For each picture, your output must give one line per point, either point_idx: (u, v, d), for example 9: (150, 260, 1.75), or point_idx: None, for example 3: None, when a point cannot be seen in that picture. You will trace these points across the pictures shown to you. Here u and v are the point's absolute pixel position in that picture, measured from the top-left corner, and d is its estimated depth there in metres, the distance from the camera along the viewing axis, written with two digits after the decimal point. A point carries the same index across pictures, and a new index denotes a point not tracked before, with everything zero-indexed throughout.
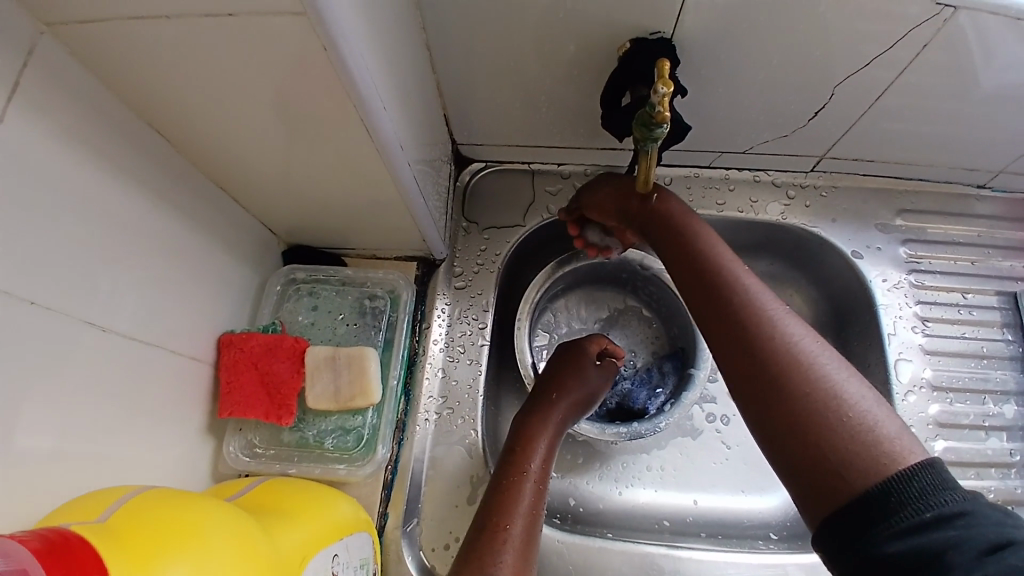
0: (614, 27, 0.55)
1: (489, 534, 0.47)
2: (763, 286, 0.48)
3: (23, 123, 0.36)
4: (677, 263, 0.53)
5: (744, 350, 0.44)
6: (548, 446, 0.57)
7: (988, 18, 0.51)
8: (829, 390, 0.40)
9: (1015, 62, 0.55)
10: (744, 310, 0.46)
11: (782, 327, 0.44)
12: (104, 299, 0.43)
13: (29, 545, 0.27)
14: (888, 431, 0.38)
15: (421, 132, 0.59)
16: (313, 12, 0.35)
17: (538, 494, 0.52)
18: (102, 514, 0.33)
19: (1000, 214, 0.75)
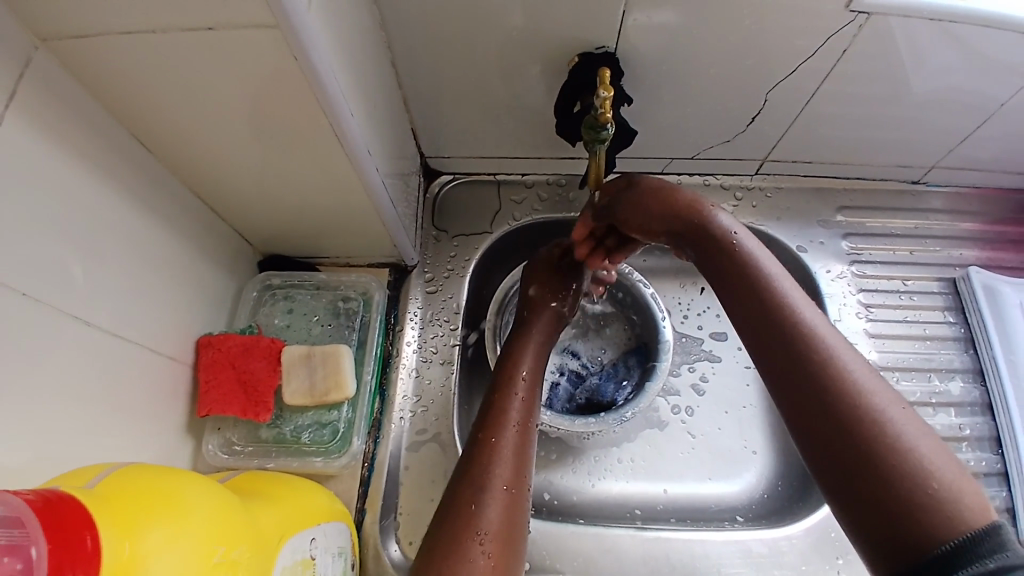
0: (564, 42, 0.60)
1: (479, 447, 0.50)
2: (826, 323, 0.44)
3: (16, 127, 0.39)
4: (718, 285, 0.50)
5: (804, 390, 0.41)
6: (534, 365, 0.60)
7: (899, 21, 0.57)
8: (882, 425, 0.37)
9: (928, 63, 0.62)
10: (795, 333, 0.43)
11: (847, 370, 0.40)
12: (89, 295, 0.46)
13: (27, 496, 0.29)
14: (946, 476, 0.35)
15: (389, 143, 0.63)
16: (284, 24, 0.39)
17: (528, 407, 0.55)
18: (91, 481, 0.35)
19: (934, 206, 0.81)
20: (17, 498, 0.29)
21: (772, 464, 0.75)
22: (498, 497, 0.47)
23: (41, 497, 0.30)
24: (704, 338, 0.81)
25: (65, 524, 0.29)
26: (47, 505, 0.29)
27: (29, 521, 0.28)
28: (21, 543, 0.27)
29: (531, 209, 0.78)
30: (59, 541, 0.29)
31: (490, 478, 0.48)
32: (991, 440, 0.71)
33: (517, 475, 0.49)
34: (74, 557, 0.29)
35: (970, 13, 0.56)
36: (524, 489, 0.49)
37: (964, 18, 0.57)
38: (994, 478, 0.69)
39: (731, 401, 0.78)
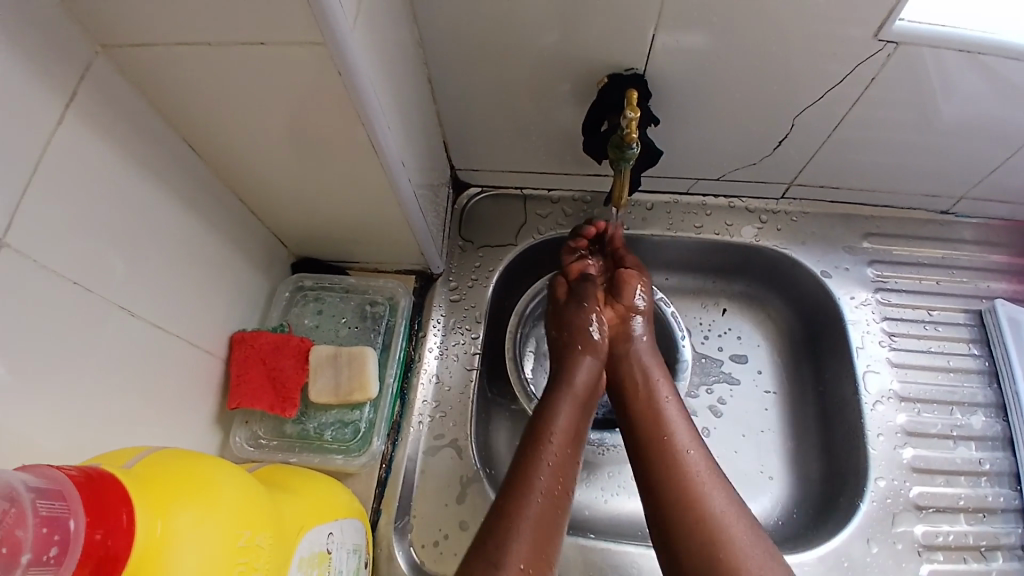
0: (595, 63, 0.62)
1: (499, 517, 0.51)
2: (693, 440, 0.58)
3: (76, 127, 0.42)
4: (619, 401, 0.64)
5: (669, 497, 0.54)
6: (569, 425, 0.59)
7: (929, 51, 0.57)
8: (719, 529, 0.52)
9: (958, 92, 0.62)
10: (667, 450, 0.57)
11: (701, 483, 0.55)
12: (134, 287, 0.48)
13: (70, 471, 0.31)
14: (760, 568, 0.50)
15: (422, 156, 0.65)
16: (331, 42, 0.41)
17: (556, 473, 0.55)
18: (129, 460, 0.37)
19: (962, 238, 0.81)
20: (61, 472, 0.31)
21: (790, 490, 0.74)
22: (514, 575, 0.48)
23: (83, 472, 0.32)
24: (724, 360, 0.81)
25: (103, 498, 0.31)
26: (87, 480, 0.31)
27: (69, 494, 0.30)
28: (60, 517, 0.29)
29: (556, 223, 0.80)
30: (96, 515, 0.31)
31: (506, 554, 0.49)
32: (1011, 476, 0.70)
33: (540, 540, 0.51)
34: (107, 532, 0.31)
35: (1001, 46, 0.57)
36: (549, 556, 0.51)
37: (993, 50, 0.57)
38: (1011, 514, 0.69)
39: (750, 424, 0.77)
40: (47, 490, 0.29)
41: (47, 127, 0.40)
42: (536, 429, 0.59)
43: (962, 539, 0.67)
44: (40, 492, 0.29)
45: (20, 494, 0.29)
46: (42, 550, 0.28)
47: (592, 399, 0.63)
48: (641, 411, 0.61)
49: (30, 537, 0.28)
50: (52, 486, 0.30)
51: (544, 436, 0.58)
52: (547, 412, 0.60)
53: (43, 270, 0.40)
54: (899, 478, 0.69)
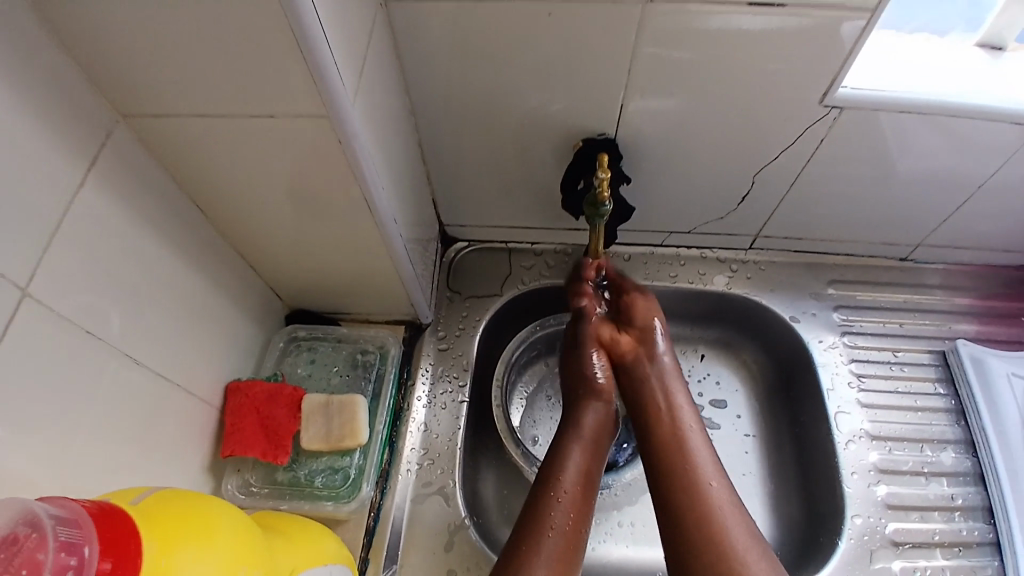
0: (572, 128, 0.68)
1: (512, 563, 0.53)
2: (717, 473, 0.58)
3: (95, 189, 0.46)
4: (640, 427, 0.64)
5: (690, 531, 0.54)
6: (580, 467, 0.61)
7: (870, 113, 0.64)
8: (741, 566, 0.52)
9: (901, 148, 0.69)
10: (689, 481, 0.57)
11: (723, 518, 0.55)
12: (138, 335, 0.51)
13: (83, 504, 0.33)
14: None
15: (413, 213, 0.70)
16: (334, 115, 0.46)
17: (570, 518, 0.57)
18: (135, 497, 0.38)
19: (933, 281, 0.86)
20: (76, 505, 0.33)
21: (771, 533, 0.76)
22: None
23: (95, 507, 0.34)
24: (704, 405, 0.83)
25: (113, 531, 0.33)
26: (100, 513, 0.33)
27: (85, 524, 0.32)
28: (77, 542, 0.31)
29: (540, 275, 0.84)
30: (108, 545, 0.32)
31: None
32: (984, 510, 0.72)
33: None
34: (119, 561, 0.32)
35: (942, 105, 0.63)
36: None
37: (935, 109, 0.64)
38: (987, 547, 0.70)
39: (731, 468, 0.79)
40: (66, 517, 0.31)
41: (69, 189, 0.44)
42: (547, 470, 0.60)
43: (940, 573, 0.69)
44: (59, 519, 0.31)
45: (42, 520, 0.31)
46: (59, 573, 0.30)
47: (601, 440, 0.64)
48: (662, 439, 0.62)
49: (49, 560, 0.30)
50: (69, 516, 0.32)
51: (554, 477, 0.59)
52: (557, 454, 0.61)
53: (59, 318, 0.43)
54: (875, 515, 0.71)
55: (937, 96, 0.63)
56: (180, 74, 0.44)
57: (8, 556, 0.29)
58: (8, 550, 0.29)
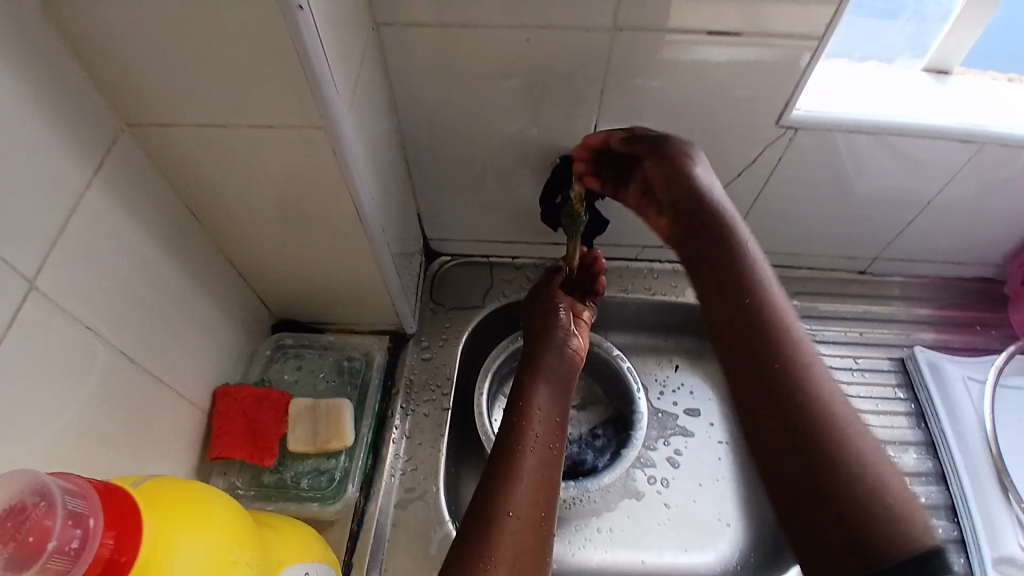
0: (550, 147, 0.73)
1: (488, 482, 0.56)
2: (801, 331, 0.47)
3: (98, 193, 0.48)
4: (701, 276, 0.52)
5: (762, 385, 0.45)
6: (550, 402, 0.64)
7: (824, 132, 0.70)
8: (823, 420, 0.43)
9: (856, 165, 0.74)
10: (769, 335, 0.47)
11: (808, 375, 0.44)
12: (132, 336, 0.53)
13: (91, 481, 0.36)
14: (875, 468, 0.41)
15: (399, 225, 0.73)
16: (330, 127, 0.50)
17: (545, 444, 0.60)
18: (134, 481, 0.41)
19: (893, 292, 0.91)
20: (81, 480, 0.36)
21: (744, 536, 0.78)
22: (506, 524, 0.52)
23: (97, 484, 0.37)
24: (679, 414, 0.86)
25: (116, 507, 0.36)
26: (105, 488, 0.36)
27: (91, 496, 0.35)
28: (83, 513, 0.34)
29: (520, 287, 0.87)
30: (112, 517, 0.36)
31: (499, 508, 0.53)
32: (947, 508, 0.75)
33: (539, 505, 0.55)
34: (120, 534, 0.35)
35: (890, 125, 0.69)
36: (547, 519, 0.54)
37: (884, 128, 0.69)
38: (952, 544, 0.73)
39: (705, 474, 0.82)
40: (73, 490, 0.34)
41: (75, 190, 0.46)
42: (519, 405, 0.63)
43: None
44: (67, 491, 0.34)
45: (51, 491, 0.33)
46: (66, 541, 0.33)
47: (569, 378, 0.68)
48: (732, 283, 0.50)
49: (57, 528, 0.33)
50: (78, 488, 0.35)
51: (527, 410, 0.62)
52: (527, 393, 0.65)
53: (59, 313, 0.45)
54: None
55: (885, 117, 0.69)
56: (185, 87, 0.47)
57: (17, 523, 0.32)
58: (17, 517, 0.32)
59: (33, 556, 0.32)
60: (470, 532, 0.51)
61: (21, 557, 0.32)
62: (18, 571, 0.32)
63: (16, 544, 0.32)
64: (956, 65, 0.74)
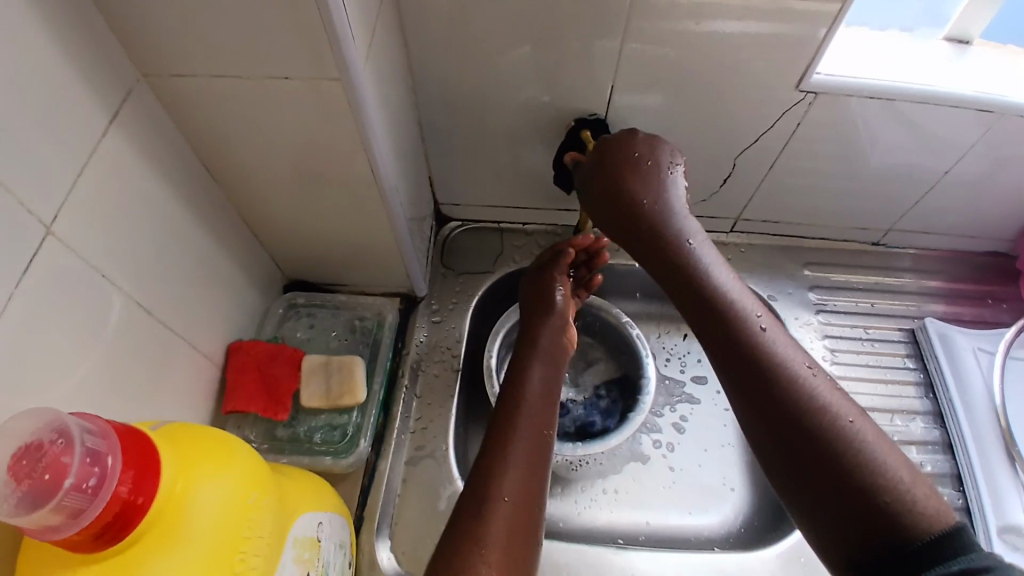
0: (565, 110, 0.71)
1: (483, 460, 0.55)
2: (791, 344, 0.53)
3: (115, 141, 0.48)
4: (692, 302, 0.58)
5: (763, 396, 0.50)
6: (545, 381, 0.64)
7: (844, 98, 0.68)
8: (825, 418, 0.47)
9: (874, 135, 0.73)
10: (761, 350, 0.52)
11: (803, 380, 0.50)
12: (150, 288, 0.53)
13: (112, 422, 0.37)
14: (879, 453, 0.45)
15: (411, 187, 0.73)
16: (347, 79, 0.49)
17: (535, 430, 0.58)
18: (155, 425, 0.42)
19: (904, 265, 0.91)
20: (103, 421, 0.36)
21: (748, 499, 0.80)
22: (500, 506, 0.51)
23: (120, 425, 0.37)
24: (686, 381, 0.87)
25: (136, 446, 0.36)
26: (126, 429, 0.37)
27: (111, 435, 0.36)
28: (100, 452, 0.35)
29: (531, 253, 0.87)
30: (131, 458, 0.35)
31: (494, 490, 0.52)
32: (952, 477, 0.76)
33: (526, 494, 0.53)
34: (142, 475, 0.35)
35: (910, 93, 0.68)
36: (539, 501, 0.53)
37: (904, 96, 0.68)
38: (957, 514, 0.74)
39: (711, 440, 0.83)
40: (92, 428, 0.35)
41: (93, 138, 0.46)
42: (513, 389, 0.62)
43: None
44: (86, 429, 0.35)
45: (69, 430, 0.34)
46: (82, 479, 0.33)
47: (561, 356, 0.68)
48: (720, 310, 0.55)
49: (74, 465, 0.33)
50: (98, 428, 0.35)
51: (521, 394, 0.61)
52: (520, 376, 0.64)
53: (78, 261, 0.45)
54: None
55: (906, 84, 0.67)
56: (201, 33, 0.46)
57: (34, 460, 0.33)
58: (34, 455, 0.33)
59: (51, 492, 0.32)
60: (463, 520, 0.49)
61: (37, 493, 0.32)
62: (34, 507, 0.32)
63: (32, 481, 0.33)
64: (977, 34, 0.72)
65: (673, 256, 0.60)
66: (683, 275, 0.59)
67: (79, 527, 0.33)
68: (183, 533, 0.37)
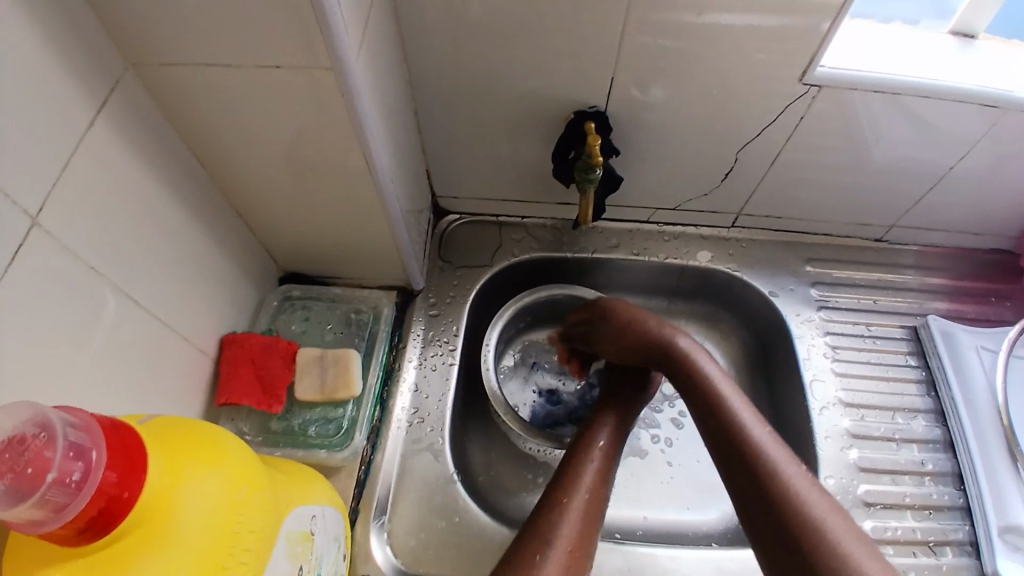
0: (564, 101, 0.70)
1: (550, 503, 0.58)
2: (778, 443, 0.56)
3: (103, 130, 0.47)
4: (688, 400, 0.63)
5: (749, 488, 0.54)
6: (613, 437, 0.66)
7: (846, 92, 0.67)
8: (803, 512, 0.51)
9: (877, 131, 0.72)
10: (747, 447, 0.56)
11: (784, 474, 0.53)
12: (140, 279, 0.53)
13: (96, 416, 0.36)
14: (852, 548, 0.48)
15: (408, 180, 0.72)
16: (337, 67, 0.48)
17: (602, 472, 0.62)
18: (141, 419, 0.41)
19: (906, 262, 0.90)
20: (86, 414, 0.35)
21: None
22: (562, 547, 0.54)
23: (104, 419, 0.36)
24: None
25: (122, 441, 0.35)
26: (111, 424, 0.36)
27: (95, 430, 0.35)
28: (85, 447, 0.34)
29: (529, 247, 0.86)
30: (116, 453, 0.35)
31: (556, 531, 0.55)
32: (954, 476, 0.76)
33: (578, 543, 0.55)
34: (129, 471, 0.35)
35: (913, 87, 0.66)
36: (588, 553, 0.55)
37: (907, 90, 0.67)
38: (956, 511, 0.74)
39: None
40: (76, 422, 0.34)
41: (79, 127, 0.45)
42: (584, 439, 0.66)
43: (910, 533, 0.73)
44: (68, 423, 0.34)
45: (52, 423, 0.33)
46: (67, 473, 0.33)
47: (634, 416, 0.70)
48: (710, 409, 0.60)
49: (57, 460, 0.32)
50: (82, 422, 0.34)
51: (590, 444, 0.65)
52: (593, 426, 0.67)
53: (64, 251, 0.45)
54: (847, 476, 0.75)
55: (908, 78, 0.66)
56: (188, 21, 0.45)
57: (15, 455, 0.32)
58: (15, 450, 0.32)
59: (32, 487, 0.31)
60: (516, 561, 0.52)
61: (21, 488, 0.31)
62: (17, 503, 0.31)
63: (15, 475, 0.31)
64: (982, 29, 0.71)
65: (665, 360, 0.67)
66: (676, 377, 0.65)
67: (63, 521, 0.32)
68: (171, 527, 0.36)
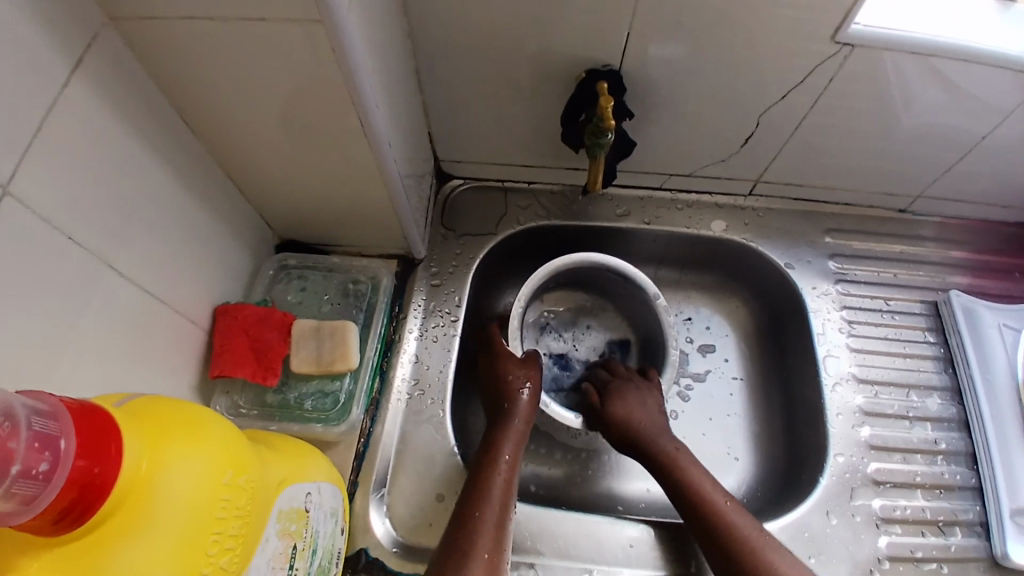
0: (576, 59, 0.66)
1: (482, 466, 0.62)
2: (695, 464, 0.67)
3: (79, 90, 0.44)
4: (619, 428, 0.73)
5: (679, 501, 0.65)
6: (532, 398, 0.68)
7: (881, 52, 0.62)
8: (723, 521, 0.62)
9: (909, 95, 0.67)
10: (672, 468, 0.67)
11: (704, 490, 0.64)
12: (125, 250, 0.50)
13: (65, 400, 0.34)
14: (763, 545, 0.59)
15: (407, 143, 0.68)
16: (328, 20, 0.44)
17: (517, 453, 0.63)
18: (119, 400, 0.39)
19: (929, 234, 0.85)
20: (53, 399, 0.33)
21: (752, 470, 0.79)
22: (493, 505, 0.58)
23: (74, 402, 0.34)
24: (693, 351, 0.85)
25: (94, 425, 0.34)
26: (81, 408, 0.34)
27: (63, 417, 0.33)
28: (53, 436, 0.32)
29: (535, 214, 0.83)
30: (87, 440, 0.33)
31: (486, 494, 0.59)
32: (967, 455, 0.74)
33: (505, 502, 0.59)
34: (101, 459, 0.33)
35: (953, 48, 0.61)
36: (512, 508, 0.59)
37: (943, 52, 0.61)
38: (968, 492, 0.73)
39: (717, 410, 0.82)
40: (42, 410, 0.32)
41: (52, 88, 0.42)
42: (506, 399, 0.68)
43: (919, 513, 0.71)
44: (34, 411, 0.32)
45: (15, 411, 0.31)
46: (33, 465, 0.31)
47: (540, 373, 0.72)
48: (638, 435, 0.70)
49: (22, 451, 0.30)
50: (49, 409, 0.32)
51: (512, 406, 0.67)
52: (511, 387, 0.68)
53: (40, 222, 0.42)
54: (857, 455, 0.74)
55: (947, 39, 0.61)
56: None
57: None
58: None
59: None
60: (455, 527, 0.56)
61: None
62: None
63: None
64: None
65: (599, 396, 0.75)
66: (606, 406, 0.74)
67: (33, 513, 0.31)
68: (148, 512, 0.35)
